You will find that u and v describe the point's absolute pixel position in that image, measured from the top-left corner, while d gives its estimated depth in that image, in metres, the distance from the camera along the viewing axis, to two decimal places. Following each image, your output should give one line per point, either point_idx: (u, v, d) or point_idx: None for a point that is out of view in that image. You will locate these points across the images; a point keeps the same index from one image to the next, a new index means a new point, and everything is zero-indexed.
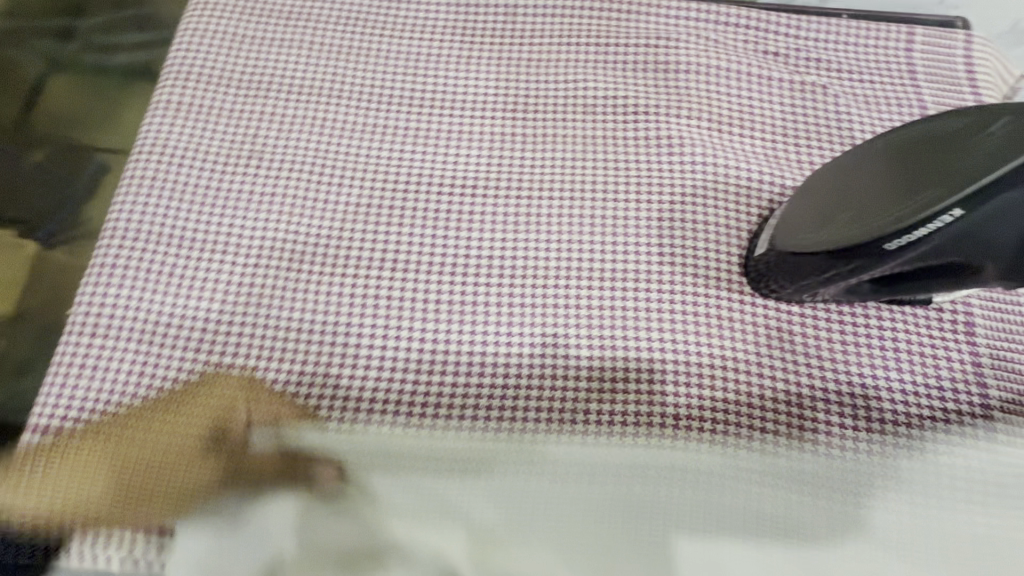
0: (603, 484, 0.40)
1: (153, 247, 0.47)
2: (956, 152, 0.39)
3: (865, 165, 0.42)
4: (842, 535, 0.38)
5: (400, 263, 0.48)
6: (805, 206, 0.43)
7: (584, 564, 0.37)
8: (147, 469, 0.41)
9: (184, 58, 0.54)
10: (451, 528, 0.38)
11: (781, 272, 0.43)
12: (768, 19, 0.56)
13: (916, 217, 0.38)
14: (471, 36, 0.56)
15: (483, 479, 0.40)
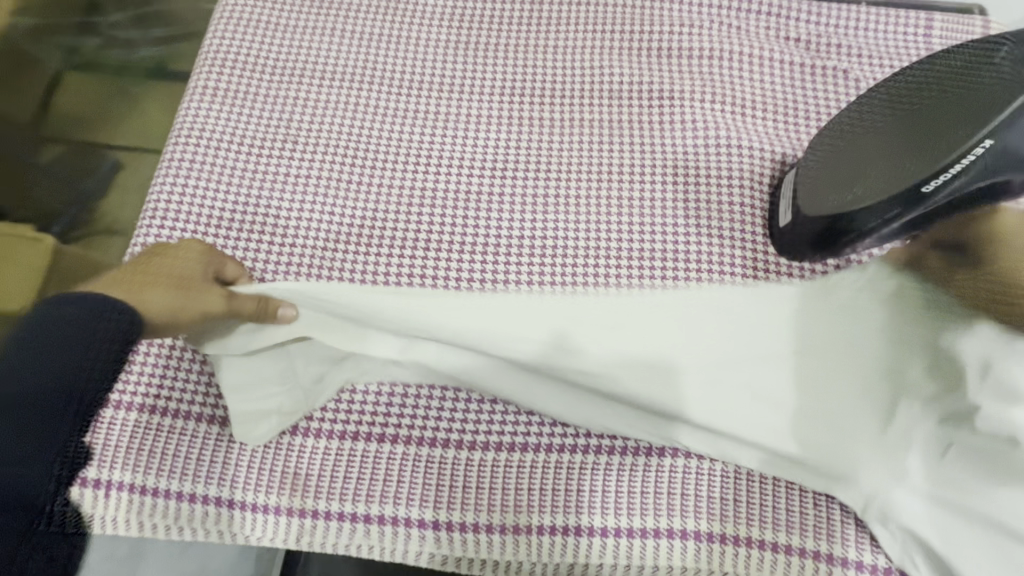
0: (601, 341, 0.42)
1: (192, 227, 0.49)
2: (971, 90, 0.40)
3: (881, 119, 0.43)
4: (829, 374, 0.42)
5: (433, 242, 0.49)
6: (831, 169, 0.43)
7: (605, 399, 0.42)
8: (153, 295, 0.38)
9: (218, 45, 0.55)
10: (473, 370, 0.42)
11: (810, 237, 0.44)
12: (790, 5, 0.57)
13: (942, 162, 0.38)
14: (497, 25, 0.57)
15: (485, 333, 0.41)
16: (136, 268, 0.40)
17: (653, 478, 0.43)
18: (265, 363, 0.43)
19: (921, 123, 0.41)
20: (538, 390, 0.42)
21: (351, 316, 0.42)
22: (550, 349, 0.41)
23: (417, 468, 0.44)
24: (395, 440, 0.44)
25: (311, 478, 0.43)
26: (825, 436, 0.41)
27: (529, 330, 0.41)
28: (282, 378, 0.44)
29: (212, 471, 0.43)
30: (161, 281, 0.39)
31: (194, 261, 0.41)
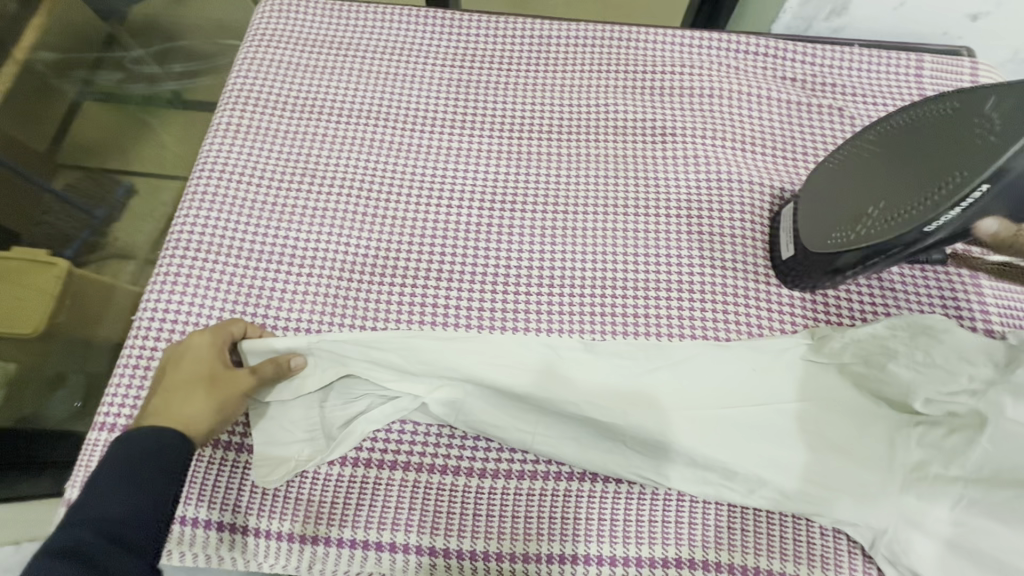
0: (600, 373, 0.45)
1: (214, 257, 0.51)
2: (966, 130, 0.41)
3: (882, 153, 0.45)
4: (829, 418, 0.43)
5: (443, 272, 0.51)
6: (831, 202, 0.45)
7: (600, 434, 0.44)
8: (184, 403, 0.41)
9: (240, 84, 0.58)
10: (483, 405, 0.45)
11: (813, 269, 0.46)
12: (786, 46, 0.59)
13: (936, 207, 0.40)
14: (506, 64, 0.60)
15: (493, 367, 0.45)
16: (165, 385, 0.42)
17: (660, 507, 0.44)
18: (293, 406, 0.45)
19: (923, 160, 0.42)
20: (541, 422, 0.45)
21: (370, 355, 0.45)
22: (555, 386, 0.44)
23: (429, 497, 0.44)
24: (406, 468, 0.45)
25: (323, 505, 0.44)
26: (834, 479, 0.42)
27: (534, 373, 0.45)
28: (309, 425, 0.45)
29: (227, 498, 0.44)
30: (190, 390, 0.41)
31: (208, 352, 0.43)
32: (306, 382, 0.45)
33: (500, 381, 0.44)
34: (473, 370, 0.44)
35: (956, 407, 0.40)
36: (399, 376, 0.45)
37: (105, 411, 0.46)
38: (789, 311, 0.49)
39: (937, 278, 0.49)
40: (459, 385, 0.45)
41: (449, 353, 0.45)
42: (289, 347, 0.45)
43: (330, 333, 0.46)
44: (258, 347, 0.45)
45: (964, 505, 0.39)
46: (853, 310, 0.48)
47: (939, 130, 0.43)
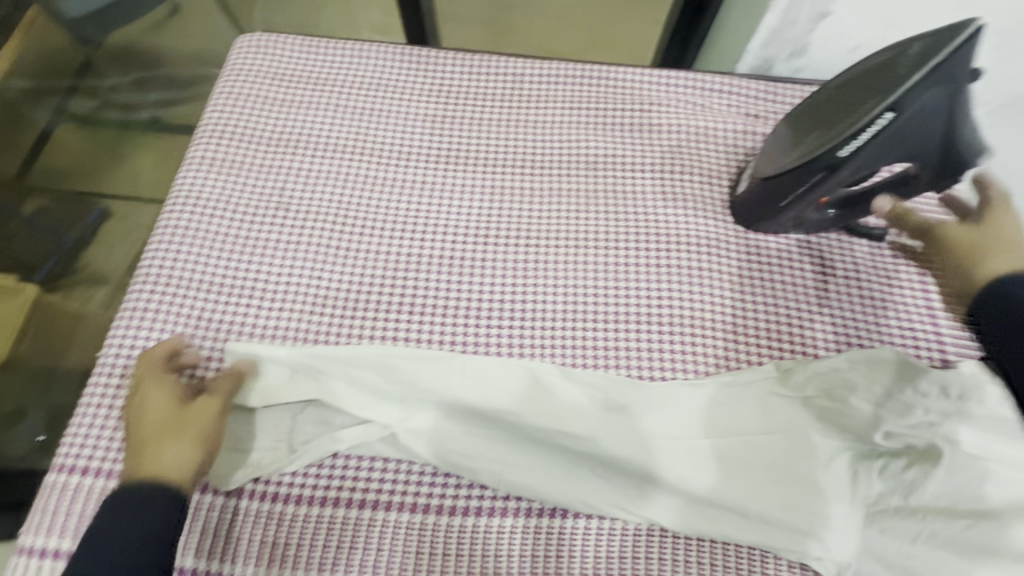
0: (572, 402, 0.46)
1: (183, 291, 0.50)
2: (897, 61, 0.41)
3: (838, 84, 0.46)
4: (793, 447, 0.44)
5: (416, 306, 0.51)
6: (789, 132, 0.48)
7: (571, 463, 0.45)
8: (154, 455, 0.40)
9: (217, 117, 0.59)
10: (455, 436, 0.45)
11: (758, 198, 0.51)
12: (748, 86, 0.62)
13: (848, 132, 0.42)
14: (481, 100, 0.61)
15: (468, 397, 0.46)
16: (134, 448, 0.41)
17: (630, 542, 0.44)
18: (264, 419, 0.46)
19: (838, 100, 0.45)
20: (512, 454, 0.45)
21: (347, 382, 0.46)
22: (528, 415, 0.45)
23: (397, 535, 0.44)
24: (375, 506, 0.44)
25: (288, 547, 0.43)
26: (796, 510, 0.42)
27: (509, 398, 0.46)
28: (278, 433, 0.45)
29: (189, 540, 0.43)
30: (158, 440, 0.41)
31: (154, 399, 0.43)
32: (280, 397, 0.45)
33: (475, 412, 0.45)
34: (450, 395, 0.46)
35: (912, 439, 0.42)
36: (374, 400, 0.46)
37: (64, 452, 0.44)
38: (754, 343, 0.50)
39: (896, 310, 0.51)
40: (434, 414, 0.46)
41: (427, 377, 0.46)
42: (267, 355, 0.46)
43: (314, 348, 0.46)
44: (240, 357, 0.46)
45: (924, 539, 0.40)
46: (815, 342, 0.50)
47: (875, 64, 0.43)
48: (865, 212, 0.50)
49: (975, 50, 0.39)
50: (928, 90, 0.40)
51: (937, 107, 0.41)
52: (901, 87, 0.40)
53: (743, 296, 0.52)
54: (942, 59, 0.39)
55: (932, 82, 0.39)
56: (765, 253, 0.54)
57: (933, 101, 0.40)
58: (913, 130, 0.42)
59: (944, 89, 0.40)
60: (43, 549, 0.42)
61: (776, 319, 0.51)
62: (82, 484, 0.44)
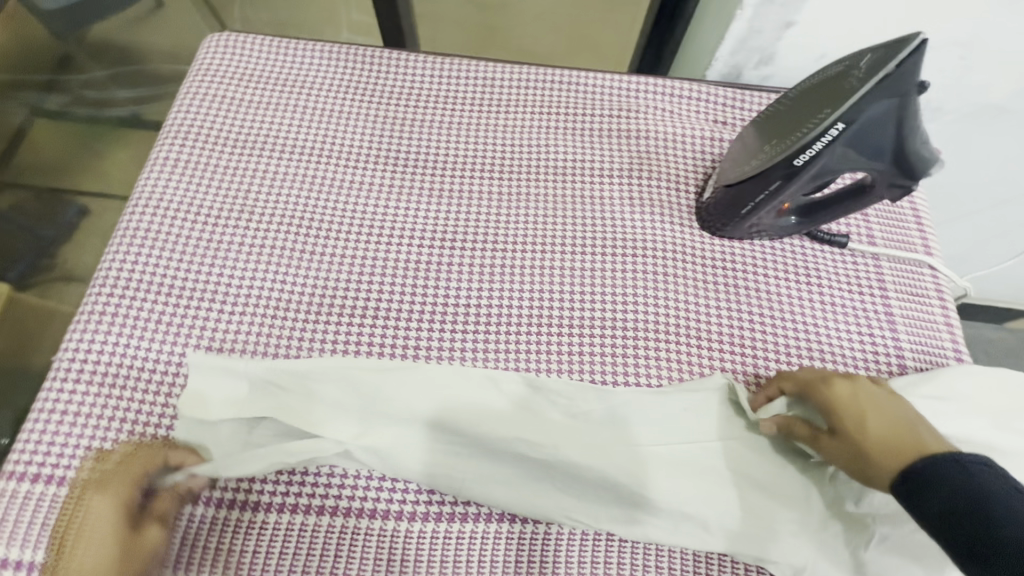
0: (533, 413, 0.46)
1: (143, 294, 0.50)
2: (849, 74, 0.42)
3: (795, 95, 0.47)
4: (750, 452, 0.45)
5: (380, 310, 0.51)
6: (749, 142, 0.49)
7: (531, 474, 0.44)
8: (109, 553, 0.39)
9: (182, 117, 0.58)
10: (413, 447, 0.45)
11: (724, 203, 0.51)
12: (716, 94, 0.63)
13: (802, 140, 0.42)
14: (451, 104, 0.61)
15: (429, 408, 0.46)
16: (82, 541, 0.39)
17: (590, 547, 0.44)
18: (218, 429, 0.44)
19: (793, 111, 0.45)
20: (471, 466, 0.45)
21: (307, 392, 0.45)
22: (488, 426, 0.45)
23: (357, 542, 0.43)
24: (334, 513, 0.44)
25: (245, 554, 0.43)
26: (751, 514, 0.43)
27: (472, 411, 0.46)
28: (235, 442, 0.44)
29: None
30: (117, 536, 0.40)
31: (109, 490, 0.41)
32: (236, 411, 0.44)
33: (436, 423, 0.45)
34: (410, 407, 0.45)
35: None
36: (334, 413, 0.45)
37: (14, 459, 0.44)
38: (718, 348, 0.50)
39: (856, 317, 0.52)
40: (393, 425, 0.45)
41: (387, 392, 0.46)
42: (228, 367, 0.46)
43: (277, 361, 0.47)
44: (196, 372, 0.46)
45: (881, 542, 0.42)
46: (778, 347, 0.51)
47: (830, 76, 0.44)
48: (829, 217, 0.50)
49: (921, 62, 0.39)
50: (876, 102, 0.40)
51: (886, 120, 0.41)
52: (851, 99, 0.40)
53: (707, 303, 0.52)
54: (887, 73, 0.39)
55: (878, 95, 0.40)
56: (730, 261, 0.54)
57: (883, 113, 0.41)
58: (864, 142, 0.42)
59: (893, 102, 0.40)
60: None
61: (738, 325, 0.51)
62: (32, 492, 0.43)
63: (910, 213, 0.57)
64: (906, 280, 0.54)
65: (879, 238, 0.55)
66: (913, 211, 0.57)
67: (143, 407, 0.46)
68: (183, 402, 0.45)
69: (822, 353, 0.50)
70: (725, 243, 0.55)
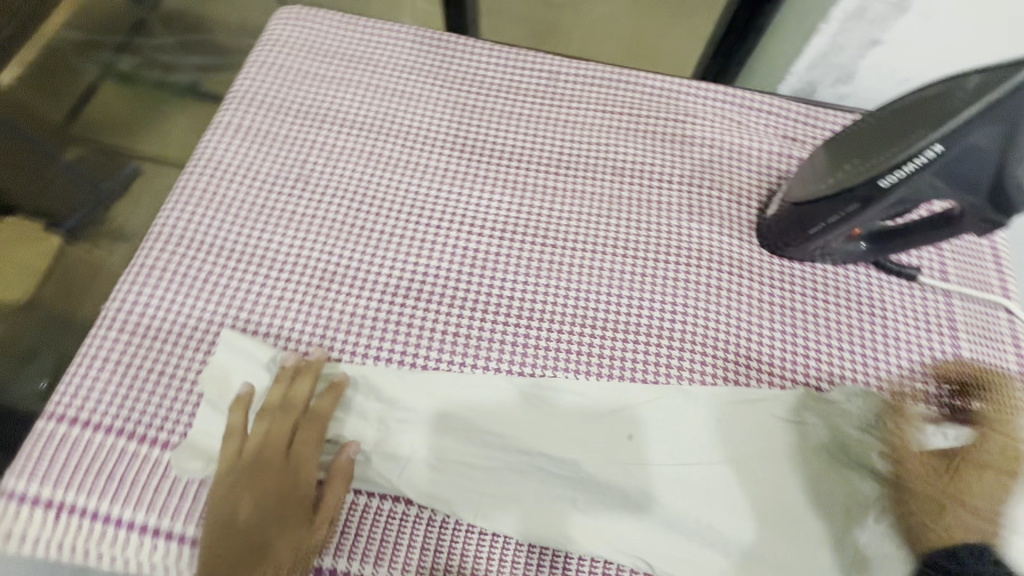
0: (563, 424, 0.45)
1: (193, 253, 0.50)
2: (950, 93, 0.39)
3: (885, 109, 0.43)
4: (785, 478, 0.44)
5: (424, 293, 0.50)
6: (828, 156, 0.45)
7: (552, 493, 0.44)
8: (264, 518, 0.41)
9: (248, 84, 0.59)
10: (438, 451, 0.44)
11: (790, 223, 0.49)
12: (788, 107, 0.60)
13: (891, 162, 0.40)
14: (514, 94, 0.61)
15: (458, 412, 0.45)
16: (246, 499, 0.42)
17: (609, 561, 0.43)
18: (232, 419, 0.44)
19: (884, 126, 0.42)
20: (497, 478, 0.44)
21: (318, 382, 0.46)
22: (516, 434, 0.45)
23: (377, 522, 0.43)
24: (359, 490, 0.44)
25: None
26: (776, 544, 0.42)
27: (486, 439, 0.45)
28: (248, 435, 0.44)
29: (167, 502, 0.42)
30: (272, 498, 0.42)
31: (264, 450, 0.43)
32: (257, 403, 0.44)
33: (464, 428, 0.45)
34: (439, 408, 0.45)
35: None
36: (359, 413, 0.45)
37: (55, 399, 0.44)
38: (767, 368, 0.48)
39: (920, 353, 0.49)
40: (420, 425, 0.45)
41: (415, 394, 0.46)
42: (251, 354, 0.46)
43: (297, 361, 0.46)
44: (218, 359, 0.45)
45: None
46: (832, 370, 0.48)
47: (926, 94, 0.41)
48: (901, 249, 0.48)
49: None
50: (981, 126, 0.37)
51: (988, 147, 0.38)
52: (951, 121, 0.38)
53: (759, 321, 0.50)
54: (999, 95, 0.36)
55: (985, 118, 0.37)
56: (787, 280, 0.52)
57: (987, 139, 0.38)
58: (963, 166, 0.39)
59: (1000, 129, 0.37)
60: (26, 494, 0.41)
61: (793, 347, 0.49)
62: (67, 434, 0.43)
63: (988, 248, 0.53)
64: (979, 319, 0.50)
65: (952, 272, 0.52)
66: (991, 246, 0.54)
67: (182, 363, 0.46)
68: (207, 392, 0.44)
69: (881, 383, 0.48)
70: (784, 263, 0.53)
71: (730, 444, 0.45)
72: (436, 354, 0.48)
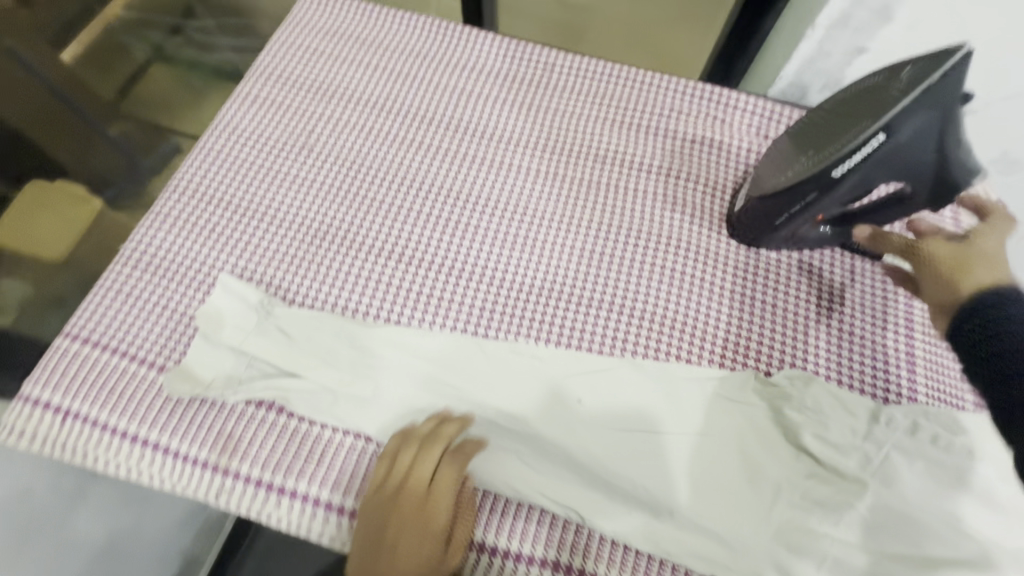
0: (521, 382, 0.48)
1: (203, 206, 0.56)
2: (886, 86, 0.42)
3: (832, 107, 0.46)
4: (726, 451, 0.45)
5: (405, 257, 0.54)
6: (789, 150, 0.47)
7: (505, 444, 0.47)
8: (407, 545, 0.43)
9: (268, 60, 0.64)
10: (403, 397, 0.48)
11: (752, 215, 0.51)
12: (773, 109, 0.62)
13: (840, 152, 0.41)
14: (511, 82, 0.65)
15: (426, 363, 0.49)
16: (390, 526, 0.44)
17: (550, 517, 0.46)
18: (218, 352, 0.48)
19: (831, 120, 0.45)
20: None
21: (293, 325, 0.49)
22: (476, 388, 0.48)
23: (337, 454, 0.47)
24: (325, 425, 0.47)
25: (242, 441, 0.46)
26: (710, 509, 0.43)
27: (447, 390, 0.48)
28: (231, 366, 0.48)
29: (157, 418, 0.47)
30: (415, 527, 0.44)
31: (410, 481, 0.45)
32: (242, 338, 0.48)
33: (429, 378, 0.48)
34: (406, 359, 0.49)
35: (825, 464, 0.44)
36: (327, 359, 0.48)
37: (72, 322, 0.50)
38: (719, 351, 0.51)
39: (874, 347, 0.50)
40: (386, 372, 0.48)
41: (385, 344, 0.49)
42: (240, 295, 0.50)
43: (286, 308, 0.50)
44: (212, 298, 0.50)
45: (828, 564, 0.41)
46: (784, 357, 0.50)
47: (865, 90, 0.44)
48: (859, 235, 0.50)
49: (966, 72, 0.39)
50: (916, 113, 0.40)
51: (924, 132, 0.41)
52: (890, 110, 0.40)
53: (718, 306, 0.53)
54: (930, 83, 0.39)
55: (919, 106, 0.39)
56: (751, 270, 0.54)
57: (923, 125, 0.40)
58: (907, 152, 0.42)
59: (933, 115, 0.40)
60: (40, 399, 0.47)
61: (749, 333, 0.51)
62: (79, 352, 0.49)
63: (949, 222, 0.54)
64: None
65: None
66: (953, 220, 0.54)
67: (183, 300, 0.51)
68: (201, 324, 0.49)
69: (831, 372, 0.49)
70: (750, 254, 0.55)
71: (677, 413, 0.47)
72: (409, 312, 0.52)
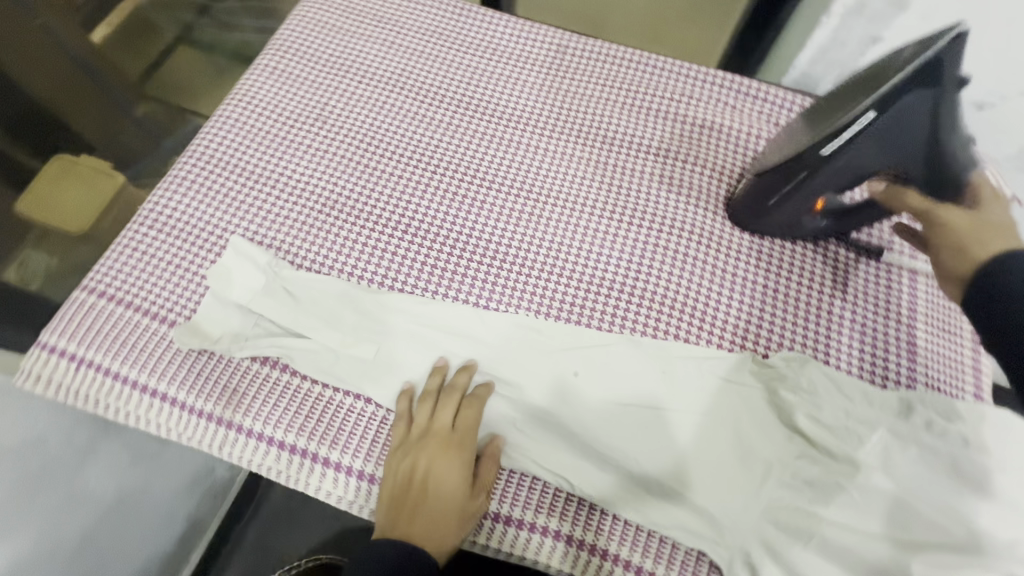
0: (518, 352, 0.49)
1: (219, 170, 0.57)
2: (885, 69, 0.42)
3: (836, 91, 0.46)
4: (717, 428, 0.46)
5: (412, 228, 0.55)
6: (789, 134, 0.48)
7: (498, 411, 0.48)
8: (434, 488, 0.45)
9: (288, 34, 0.66)
10: (402, 361, 0.49)
11: (751, 199, 0.52)
12: (785, 97, 0.62)
13: (829, 130, 0.42)
14: (524, 63, 0.65)
15: (427, 330, 0.50)
16: (416, 472, 0.45)
17: (540, 484, 0.46)
18: (228, 309, 0.50)
19: (833, 104, 0.45)
20: None
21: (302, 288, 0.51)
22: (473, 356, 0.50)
23: (336, 413, 0.48)
24: (325, 385, 0.48)
25: (245, 396, 0.48)
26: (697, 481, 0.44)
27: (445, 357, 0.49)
28: (240, 324, 0.50)
29: (165, 369, 0.48)
30: (440, 473, 0.45)
31: (430, 430, 0.46)
32: (251, 298, 0.50)
33: (428, 345, 0.50)
34: (407, 325, 0.50)
35: (818, 446, 0.43)
36: (332, 321, 0.50)
37: (90, 276, 0.52)
38: (717, 332, 0.51)
39: (875, 334, 0.50)
40: (387, 337, 0.50)
41: (387, 310, 0.50)
42: (250, 258, 0.52)
43: (293, 271, 0.52)
44: (224, 260, 0.52)
45: (814, 543, 0.40)
46: (782, 341, 0.50)
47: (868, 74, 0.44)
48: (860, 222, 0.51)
49: (961, 53, 0.38)
50: (907, 91, 0.39)
51: (916, 112, 0.40)
52: (881, 88, 0.40)
53: (719, 288, 0.53)
54: (921, 61, 0.39)
55: (911, 85, 0.39)
56: (754, 254, 0.54)
57: (914, 104, 0.40)
58: (901, 131, 0.41)
59: (927, 95, 0.40)
60: (56, 346, 0.49)
61: (748, 315, 0.51)
62: (95, 304, 0.51)
63: None
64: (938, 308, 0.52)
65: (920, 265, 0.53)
66: None
67: (195, 259, 0.53)
68: (212, 283, 0.51)
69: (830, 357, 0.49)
70: (753, 238, 0.55)
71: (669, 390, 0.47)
72: (413, 281, 0.53)
